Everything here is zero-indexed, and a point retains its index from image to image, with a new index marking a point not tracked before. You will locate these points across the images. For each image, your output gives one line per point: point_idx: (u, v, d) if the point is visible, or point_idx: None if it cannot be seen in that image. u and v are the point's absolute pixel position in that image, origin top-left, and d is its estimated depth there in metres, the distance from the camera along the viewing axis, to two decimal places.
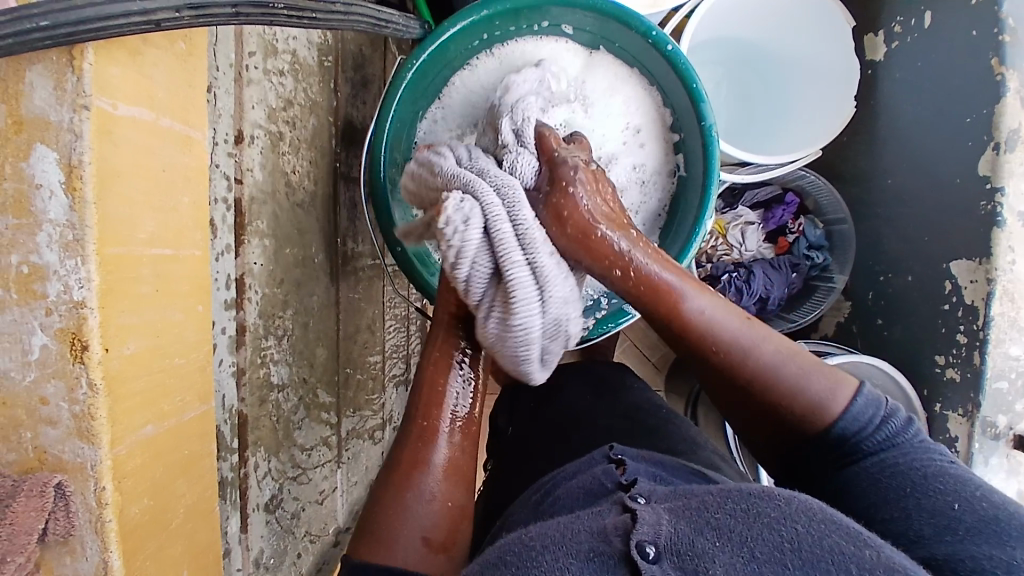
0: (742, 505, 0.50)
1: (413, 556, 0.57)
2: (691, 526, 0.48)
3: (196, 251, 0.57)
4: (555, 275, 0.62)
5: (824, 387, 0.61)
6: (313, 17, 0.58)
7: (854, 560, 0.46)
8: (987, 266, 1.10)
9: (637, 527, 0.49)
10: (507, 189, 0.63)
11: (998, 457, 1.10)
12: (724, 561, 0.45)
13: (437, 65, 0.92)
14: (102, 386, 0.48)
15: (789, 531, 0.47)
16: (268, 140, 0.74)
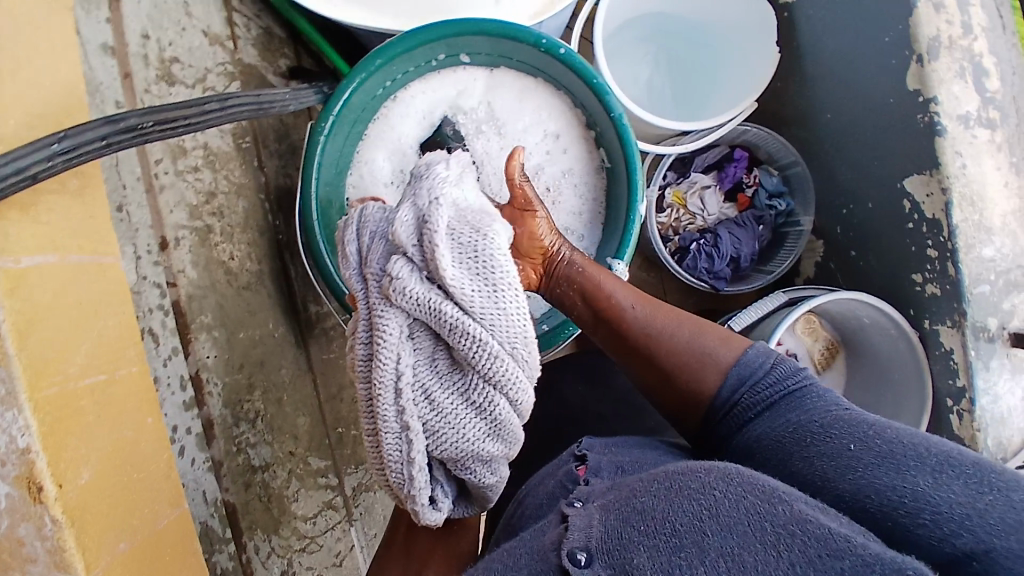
0: (664, 484, 0.49)
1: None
2: (618, 519, 0.48)
3: (133, 366, 0.59)
4: (395, 431, 0.58)
5: (712, 343, 0.67)
6: (187, 123, 0.62)
7: (773, 516, 0.44)
8: (939, 177, 1.09)
9: (568, 535, 0.49)
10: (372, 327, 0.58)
11: (998, 360, 1.08)
12: (647, 546, 0.45)
13: (347, 122, 0.92)
14: (65, 519, 0.50)
15: (709, 499, 0.46)
16: (195, 237, 0.75)
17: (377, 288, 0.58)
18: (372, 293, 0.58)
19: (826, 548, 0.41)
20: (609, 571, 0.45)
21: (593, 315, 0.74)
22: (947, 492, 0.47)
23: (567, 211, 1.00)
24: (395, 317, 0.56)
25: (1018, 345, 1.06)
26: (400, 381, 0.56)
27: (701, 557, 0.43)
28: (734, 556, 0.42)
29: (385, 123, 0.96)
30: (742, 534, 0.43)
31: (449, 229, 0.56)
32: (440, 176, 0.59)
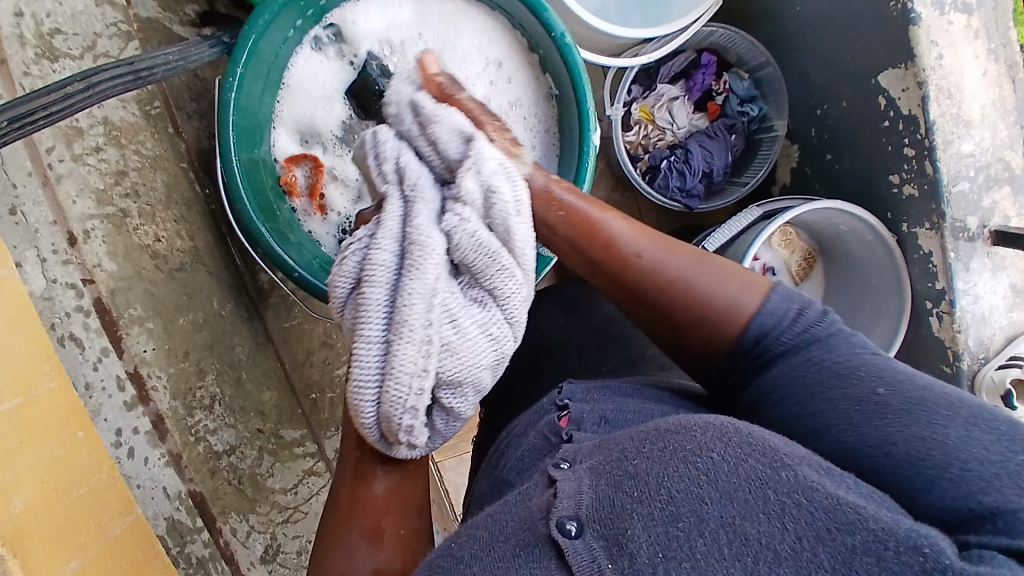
0: (657, 442, 0.42)
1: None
2: (609, 483, 0.41)
3: (52, 381, 0.56)
4: (424, 346, 0.48)
5: (735, 287, 0.56)
6: (50, 112, 0.51)
7: (777, 479, 0.38)
8: (914, 69, 1.02)
9: (557, 501, 0.42)
10: (410, 239, 0.50)
11: (978, 259, 1.05)
12: (641, 514, 0.39)
13: (260, 72, 0.83)
14: (8, 548, 0.48)
15: (706, 460, 0.40)
16: (109, 225, 0.71)
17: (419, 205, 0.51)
18: (421, 206, 0.52)
19: (832, 521, 0.36)
20: (602, 543, 0.39)
21: (592, 263, 0.60)
22: (977, 450, 0.42)
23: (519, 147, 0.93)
24: (439, 233, 0.50)
25: (999, 243, 1.03)
26: (435, 291, 0.49)
27: (700, 527, 0.37)
28: (735, 525, 0.37)
29: (306, 68, 0.89)
30: (742, 502, 0.37)
31: (515, 190, 0.53)
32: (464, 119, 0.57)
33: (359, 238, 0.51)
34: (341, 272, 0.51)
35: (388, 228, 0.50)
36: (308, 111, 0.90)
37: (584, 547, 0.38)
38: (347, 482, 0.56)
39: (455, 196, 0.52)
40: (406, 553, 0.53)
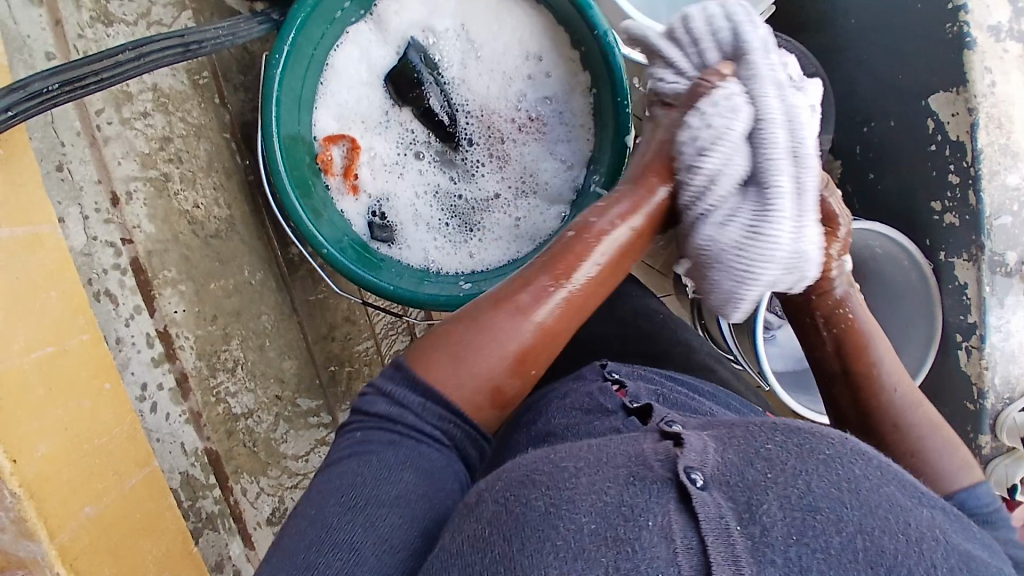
0: (794, 438, 0.45)
1: (471, 394, 0.52)
2: (739, 456, 0.44)
3: (84, 335, 0.59)
4: (806, 213, 0.56)
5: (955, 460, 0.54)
6: (101, 78, 0.56)
7: (914, 512, 0.41)
8: (966, 95, 1.01)
9: (683, 452, 0.44)
10: (795, 113, 0.57)
11: (1014, 296, 1.05)
12: (777, 493, 0.40)
13: (305, 51, 0.85)
14: (24, 491, 0.53)
15: (846, 471, 0.43)
16: (150, 189, 0.75)
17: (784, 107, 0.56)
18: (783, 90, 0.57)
19: (963, 563, 0.39)
20: (729, 504, 0.40)
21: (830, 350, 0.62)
22: None
23: (551, 143, 0.93)
24: (807, 124, 0.57)
25: None
26: (801, 172, 0.56)
27: (839, 527, 0.39)
28: (874, 539, 0.38)
29: (351, 50, 0.90)
30: (882, 518, 0.40)
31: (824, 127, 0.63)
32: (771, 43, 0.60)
33: (731, 95, 0.56)
34: (711, 138, 0.55)
35: (767, 104, 0.56)
36: (348, 92, 0.91)
37: (711, 501, 0.40)
38: (523, 290, 0.54)
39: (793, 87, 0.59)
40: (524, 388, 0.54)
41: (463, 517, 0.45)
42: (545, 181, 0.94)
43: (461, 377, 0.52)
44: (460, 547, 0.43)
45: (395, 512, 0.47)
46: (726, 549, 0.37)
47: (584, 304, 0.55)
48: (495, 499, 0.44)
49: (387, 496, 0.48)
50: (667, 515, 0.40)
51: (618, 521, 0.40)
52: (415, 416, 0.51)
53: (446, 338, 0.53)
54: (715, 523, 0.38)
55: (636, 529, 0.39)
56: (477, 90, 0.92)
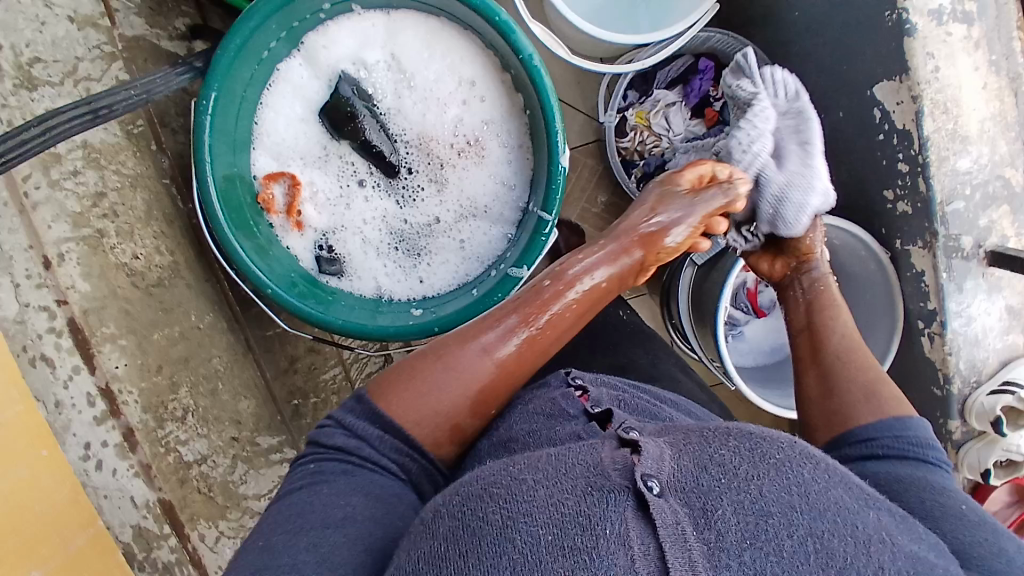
0: (748, 442, 0.50)
1: (428, 424, 0.63)
2: (694, 462, 0.48)
3: (18, 406, 0.60)
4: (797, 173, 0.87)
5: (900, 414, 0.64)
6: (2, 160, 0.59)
7: (856, 513, 0.47)
8: (909, 83, 1.00)
9: (641, 460, 0.48)
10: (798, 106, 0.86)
11: (973, 279, 1.04)
12: (731, 500, 0.46)
13: (235, 94, 0.85)
14: None
15: (796, 473, 0.48)
16: (85, 247, 0.75)
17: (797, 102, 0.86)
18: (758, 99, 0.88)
19: (910, 565, 0.44)
20: (686, 510, 0.45)
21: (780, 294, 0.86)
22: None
23: (491, 166, 0.93)
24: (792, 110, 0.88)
25: (995, 264, 1.02)
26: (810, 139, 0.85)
27: (790, 530, 0.44)
28: (822, 541, 0.44)
29: (283, 88, 0.91)
30: (831, 521, 0.45)
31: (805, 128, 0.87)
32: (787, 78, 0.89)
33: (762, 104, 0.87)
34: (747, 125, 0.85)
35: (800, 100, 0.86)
36: (286, 130, 0.92)
37: (667, 507, 0.45)
38: (492, 334, 0.67)
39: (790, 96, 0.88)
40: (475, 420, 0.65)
41: (424, 531, 0.49)
42: (486, 204, 0.94)
43: (421, 407, 0.62)
44: (418, 563, 0.47)
45: (343, 529, 0.55)
46: (682, 555, 0.42)
47: (546, 342, 0.70)
48: (451, 515, 0.48)
49: (334, 519, 0.55)
50: (626, 524, 0.44)
51: (575, 531, 0.45)
52: (372, 444, 0.61)
53: (411, 368, 0.64)
54: (671, 529, 0.44)
55: (595, 538, 0.44)
56: (413, 119, 0.92)
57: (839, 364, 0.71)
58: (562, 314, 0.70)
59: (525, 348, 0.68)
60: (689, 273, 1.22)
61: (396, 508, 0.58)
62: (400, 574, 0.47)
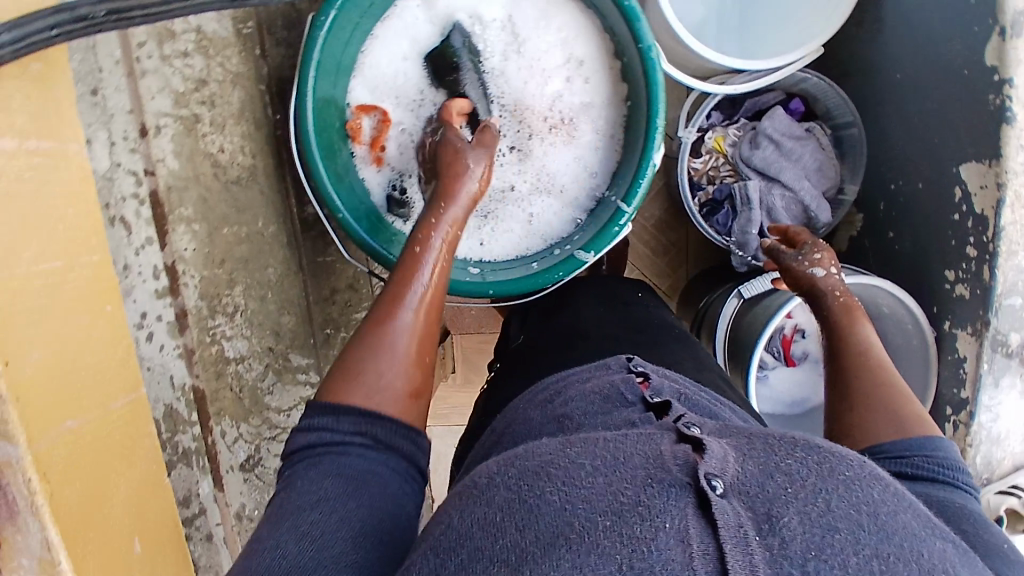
0: (814, 455, 0.50)
1: (390, 399, 0.60)
2: (759, 468, 0.49)
3: (95, 256, 0.60)
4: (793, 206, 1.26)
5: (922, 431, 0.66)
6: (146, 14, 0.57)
7: (926, 542, 0.46)
8: (997, 169, 1.00)
9: (704, 459, 0.49)
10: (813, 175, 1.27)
11: (1010, 378, 1.05)
12: (797, 509, 0.45)
13: (351, 18, 0.86)
14: (9, 394, 0.52)
15: (864, 493, 0.48)
16: (180, 126, 0.76)
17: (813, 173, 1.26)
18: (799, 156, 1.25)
19: None
20: (750, 515, 0.45)
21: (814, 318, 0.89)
22: None
23: (578, 148, 0.93)
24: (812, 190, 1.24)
25: None
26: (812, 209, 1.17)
27: (855, 548, 0.43)
28: (889, 564, 0.43)
29: (393, 25, 0.90)
30: (896, 545, 0.45)
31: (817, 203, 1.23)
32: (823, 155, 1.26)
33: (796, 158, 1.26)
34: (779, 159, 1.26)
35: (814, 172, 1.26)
36: (388, 68, 0.92)
37: (730, 510, 0.45)
38: (379, 308, 0.65)
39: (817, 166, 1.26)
40: (425, 375, 0.63)
41: (475, 497, 0.50)
42: (564, 183, 0.94)
43: (371, 391, 0.59)
44: (472, 527, 0.47)
45: (319, 510, 0.52)
46: (744, 558, 0.42)
47: (436, 296, 0.67)
48: (511, 485, 0.49)
49: (308, 501, 0.52)
50: (685, 520, 0.44)
51: (635, 519, 0.44)
52: (330, 427, 0.57)
53: (341, 368, 0.61)
54: (733, 531, 0.43)
55: (653, 529, 0.44)
56: (514, 84, 0.91)
57: (864, 384, 0.72)
58: (439, 267, 0.70)
59: (423, 305, 0.66)
60: (733, 304, 1.24)
61: (371, 484, 0.55)
62: (454, 536, 0.48)
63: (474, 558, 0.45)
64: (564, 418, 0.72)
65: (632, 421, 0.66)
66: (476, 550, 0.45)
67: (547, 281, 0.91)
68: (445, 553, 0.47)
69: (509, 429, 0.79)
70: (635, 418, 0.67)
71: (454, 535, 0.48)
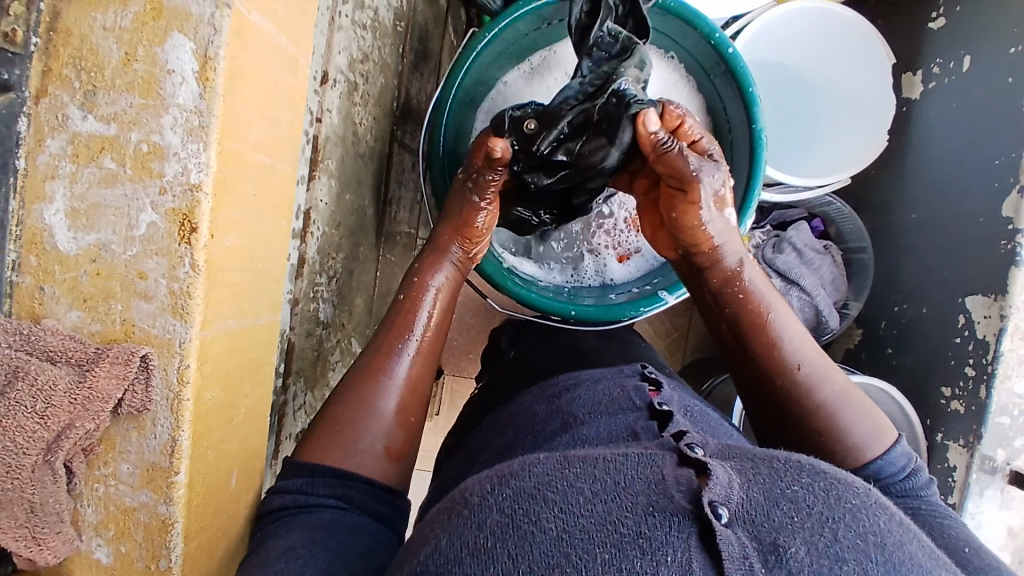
0: (821, 481, 0.42)
1: (370, 461, 0.58)
2: (764, 495, 0.41)
3: (288, 167, 0.59)
4: (808, 309, 1.19)
5: (867, 429, 0.61)
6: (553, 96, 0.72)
7: (933, 574, 0.39)
8: (1002, 303, 1.02)
9: (709, 484, 0.41)
10: (827, 284, 1.22)
11: (993, 491, 1.03)
12: (805, 538, 0.38)
13: (496, 54, 0.87)
14: (204, 268, 0.48)
15: (872, 522, 0.41)
16: (345, 86, 0.77)
17: (828, 282, 1.22)
18: (815, 262, 1.22)
19: None
20: (756, 546, 0.38)
21: (749, 323, 0.67)
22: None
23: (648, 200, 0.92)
24: (827, 300, 1.20)
25: (1017, 484, 1.01)
26: (822, 311, 1.18)
27: None
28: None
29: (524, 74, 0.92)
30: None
31: (826, 317, 1.19)
32: (835, 269, 1.24)
33: (814, 263, 1.21)
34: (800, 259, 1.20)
35: (828, 281, 1.22)
36: None
37: (735, 540, 0.38)
38: (368, 356, 0.64)
39: (830, 279, 1.23)
40: (405, 436, 0.61)
41: (459, 519, 0.41)
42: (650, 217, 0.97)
43: (350, 452, 0.57)
44: (461, 552, 0.39)
45: (284, 559, 0.49)
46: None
47: (434, 340, 0.67)
48: (501, 505, 0.40)
49: (277, 552, 0.50)
50: (688, 552, 0.37)
51: (636, 554, 0.37)
52: (305, 490, 0.55)
53: (325, 425, 0.58)
54: (739, 565, 0.36)
55: (654, 565, 0.37)
56: None
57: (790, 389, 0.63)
58: (433, 316, 0.69)
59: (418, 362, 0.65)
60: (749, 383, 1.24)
61: (340, 530, 0.52)
62: (439, 562, 0.39)
63: None
64: (567, 416, 0.62)
65: (636, 432, 0.56)
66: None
67: (626, 315, 0.91)
68: None
69: (509, 422, 0.69)
70: (639, 427, 0.57)
71: (439, 565, 0.39)
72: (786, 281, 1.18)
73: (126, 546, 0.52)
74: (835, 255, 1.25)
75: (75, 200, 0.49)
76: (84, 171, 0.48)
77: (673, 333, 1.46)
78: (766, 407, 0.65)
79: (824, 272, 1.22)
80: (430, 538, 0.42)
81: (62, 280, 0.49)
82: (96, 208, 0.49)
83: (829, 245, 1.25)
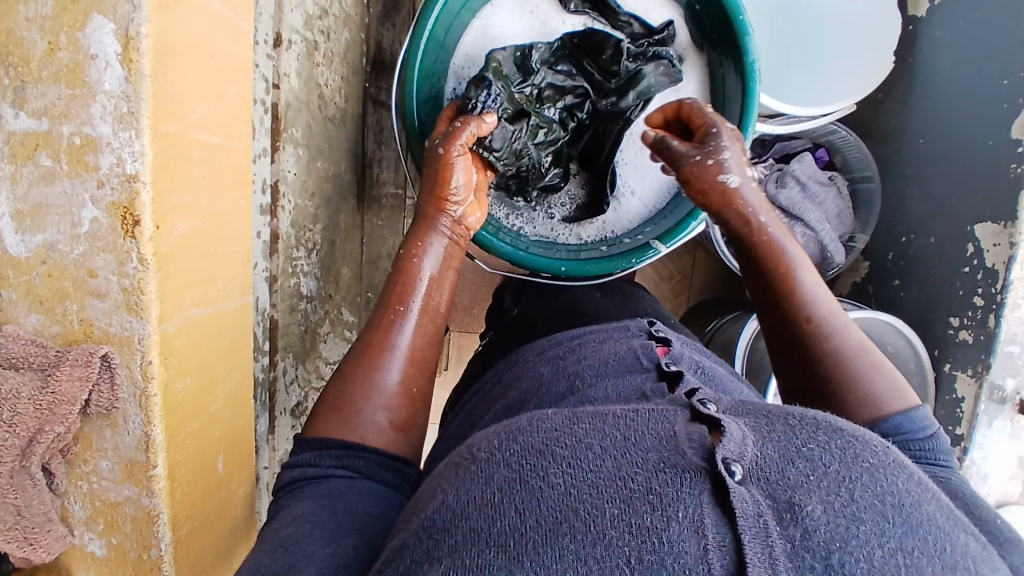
0: (837, 439, 0.38)
1: (373, 433, 0.56)
2: (779, 452, 0.37)
3: (241, 144, 0.56)
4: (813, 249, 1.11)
5: (885, 385, 0.55)
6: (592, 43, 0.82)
7: (953, 538, 0.35)
8: (1011, 230, 0.99)
9: (721, 441, 0.37)
10: (833, 219, 1.15)
11: (1002, 420, 1.02)
12: (821, 497, 0.34)
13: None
14: (153, 261, 0.47)
15: (889, 482, 0.36)
16: (304, 47, 0.73)
17: (834, 216, 1.14)
18: (822, 195, 1.13)
19: None
20: (770, 502, 0.34)
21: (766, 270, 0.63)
22: None
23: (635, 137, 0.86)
24: (833, 236, 1.13)
25: None
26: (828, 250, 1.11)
27: (882, 540, 0.33)
28: (915, 561, 0.33)
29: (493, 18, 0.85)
30: (922, 538, 0.34)
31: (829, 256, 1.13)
32: (840, 202, 1.15)
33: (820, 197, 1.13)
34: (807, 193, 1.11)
35: (832, 215, 1.14)
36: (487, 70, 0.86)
37: (748, 498, 0.34)
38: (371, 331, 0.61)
39: (835, 214, 1.15)
40: (411, 404, 0.58)
41: (466, 473, 0.38)
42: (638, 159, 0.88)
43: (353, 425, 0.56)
44: (467, 506, 0.36)
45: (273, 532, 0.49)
46: (764, 552, 0.32)
47: (436, 306, 0.65)
48: (508, 461, 0.38)
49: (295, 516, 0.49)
50: (701, 507, 0.34)
51: (646, 509, 0.34)
52: (310, 465, 0.54)
53: (327, 404, 0.57)
54: (753, 524, 0.33)
55: (665, 521, 0.33)
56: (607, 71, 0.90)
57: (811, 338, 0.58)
58: (431, 283, 0.66)
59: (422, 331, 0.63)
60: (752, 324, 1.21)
61: (350, 493, 0.51)
62: (445, 517, 0.36)
63: (469, 543, 0.35)
64: (574, 376, 0.60)
65: (646, 393, 0.54)
66: (470, 534, 0.35)
67: (618, 267, 0.87)
68: (438, 534, 0.36)
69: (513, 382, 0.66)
70: (649, 387, 0.55)
71: (443, 519, 0.36)
72: (790, 219, 1.10)
73: (117, 538, 0.53)
74: (842, 187, 1.17)
75: (18, 202, 0.47)
76: (23, 170, 0.46)
77: (676, 275, 1.42)
78: (783, 357, 0.60)
79: (830, 206, 1.14)
80: (436, 493, 0.40)
81: (17, 283, 0.48)
82: (40, 208, 0.47)
83: (836, 176, 1.16)
